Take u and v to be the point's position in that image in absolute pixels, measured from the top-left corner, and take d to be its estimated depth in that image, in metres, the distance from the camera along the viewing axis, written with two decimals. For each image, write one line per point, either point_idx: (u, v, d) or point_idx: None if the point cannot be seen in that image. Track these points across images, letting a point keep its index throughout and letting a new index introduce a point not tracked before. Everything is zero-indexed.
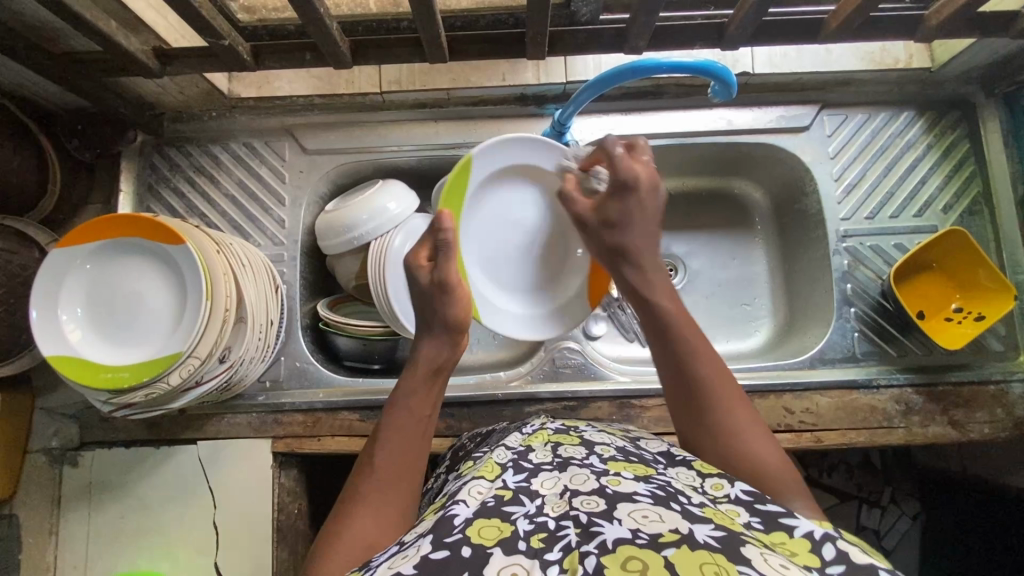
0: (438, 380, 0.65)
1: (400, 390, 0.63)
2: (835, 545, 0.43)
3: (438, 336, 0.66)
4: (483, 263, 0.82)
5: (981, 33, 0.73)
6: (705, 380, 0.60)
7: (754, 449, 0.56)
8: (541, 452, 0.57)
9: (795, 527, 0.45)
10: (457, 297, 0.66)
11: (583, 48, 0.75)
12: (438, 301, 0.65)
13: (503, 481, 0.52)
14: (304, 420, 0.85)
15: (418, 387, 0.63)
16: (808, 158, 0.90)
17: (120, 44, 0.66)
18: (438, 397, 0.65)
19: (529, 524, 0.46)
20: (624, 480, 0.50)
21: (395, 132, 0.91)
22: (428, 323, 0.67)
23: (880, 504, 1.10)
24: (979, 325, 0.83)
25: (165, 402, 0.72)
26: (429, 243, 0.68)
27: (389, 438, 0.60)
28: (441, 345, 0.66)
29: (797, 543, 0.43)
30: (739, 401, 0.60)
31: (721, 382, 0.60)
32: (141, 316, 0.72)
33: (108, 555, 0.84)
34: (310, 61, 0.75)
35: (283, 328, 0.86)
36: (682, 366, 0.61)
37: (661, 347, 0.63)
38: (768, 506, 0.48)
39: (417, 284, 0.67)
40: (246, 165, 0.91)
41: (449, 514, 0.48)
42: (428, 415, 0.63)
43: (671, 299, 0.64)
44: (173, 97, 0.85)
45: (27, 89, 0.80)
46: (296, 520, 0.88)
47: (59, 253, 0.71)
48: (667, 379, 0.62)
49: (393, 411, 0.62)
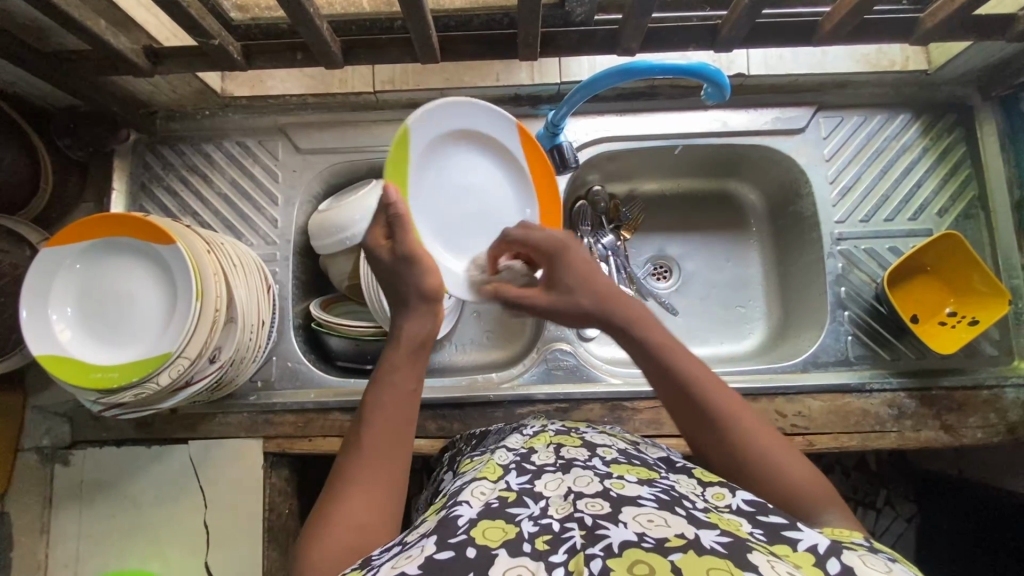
0: (423, 353, 0.63)
1: (382, 367, 0.62)
2: (839, 560, 0.42)
3: (416, 310, 0.65)
4: (435, 233, 0.78)
5: (977, 36, 0.72)
6: (711, 404, 0.58)
7: (779, 463, 0.55)
8: (544, 454, 0.57)
9: (799, 540, 0.44)
10: (427, 269, 0.65)
11: (576, 49, 0.74)
12: (407, 272, 0.65)
13: (507, 482, 0.52)
14: (295, 421, 0.85)
15: (399, 361, 0.62)
16: (803, 161, 0.90)
17: (109, 43, 0.66)
18: (423, 371, 0.63)
19: (533, 526, 0.45)
20: (628, 484, 0.50)
21: (388, 132, 0.90)
22: (403, 298, 0.66)
23: (875, 506, 1.11)
24: (973, 330, 0.82)
25: (155, 401, 0.72)
26: (383, 220, 0.67)
27: (372, 418, 0.58)
28: (421, 319, 0.65)
29: (801, 556, 0.43)
30: (748, 414, 0.58)
31: (728, 399, 0.58)
32: (131, 316, 0.72)
33: (98, 554, 0.84)
34: (301, 61, 0.75)
35: (275, 328, 0.85)
36: (688, 395, 0.58)
37: (660, 379, 0.60)
38: (770, 518, 0.47)
39: (380, 264, 0.67)
40: (239, 165, 0.91)
41: (453, 515, 0.47)
42: (413, 390, 0.61)
43: (651, 329, 0.61)
44: (166, 95, 0.85)
45: (20, 87, 0.80)
46: (286, 520, 0.88)
47: (47, 253, 0.70)
48: (673, 408, 0.60)
49: (375, 388, 0.60)
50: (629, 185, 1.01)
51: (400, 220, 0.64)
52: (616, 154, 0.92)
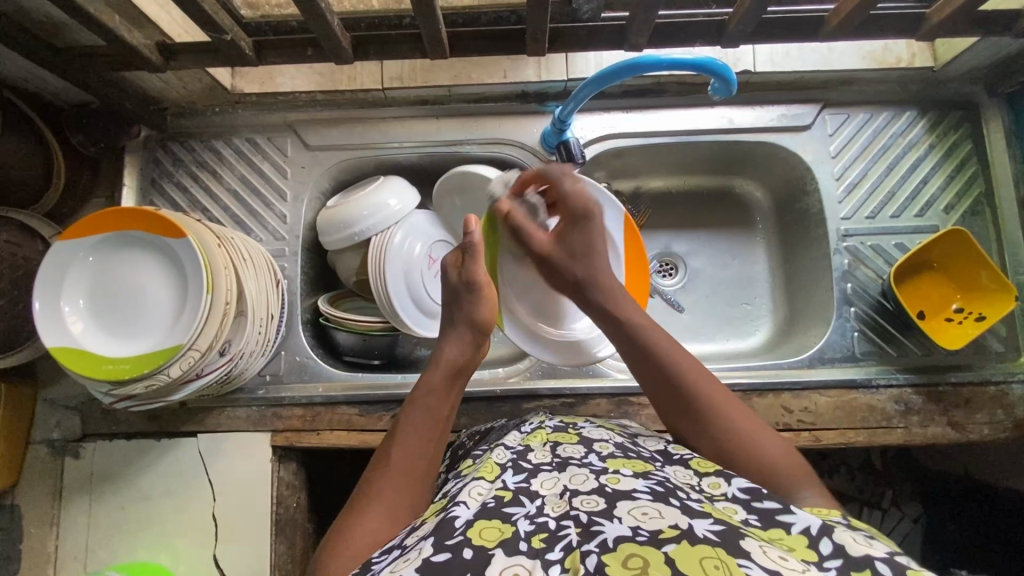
0: (457, 383, 0.66)
1: (419, 390, 0.64)
2: (832, 539, 0.43)
3: (460, 336, 0.68)
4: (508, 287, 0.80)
5: (982, 31, 0.72)
6: (688, 381, 0.62)
7: (754, 442, 0.58)
8: (540, 452, 0.58)
9: (792, 524, 0.45)
10: (485, 299, 0.68)
11: (584, 45, 0.75)
12: (466, 298, 0.68)
13: (503, 481, 0.52)
14: (303, 414, 0.86)
15: (437, 386, 0.64)
16: (809, 157, 0.90)
17: (123, 39, 0.67)
18: (457, 397, 0.66)
19: (530, 525, 0.46)
20: (623, 478, 0.50)
21: (397, 128, 0.91)
22: (454, 321, 0.69)
23: (882, 506, 1.09)
24: (980, 326, 0.83)
25: (166, 394, 0.73)
26: (457, 249, 0.70)
27: (407, 436, 0.61)
28: (464, 346, 0.67)
29: (795, 540, 0.44)
30: (724, 395, 0.62)
31: (709, 382, 0.62)
32: (141, 308, 0.72)
33: (108, 547, 0.84)
34: (312, 57, 0.75)
35: (283, 321, 0.86)
36: (654, 363, 0.63)
37: (642, 359, 0.65)
38: (766, 502, 0.48)
39: (445, 288, 0.70)
40: (249, 161, 0.91)
41: (449, 517, 0.48)
42: (445, 417, 0.64)
43: (630, 308, 0.68)
44: (177, 92, 0.86)
45: (34, 83, 0.81)
46: (294, 514, 0.88)
47: (62, 246, 0.71)
48: (647, 383, 0.65)
49: (412, 410, 0.63)
50: (635, 182, 1.01)
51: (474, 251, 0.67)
52: (622, 151, 0.93)
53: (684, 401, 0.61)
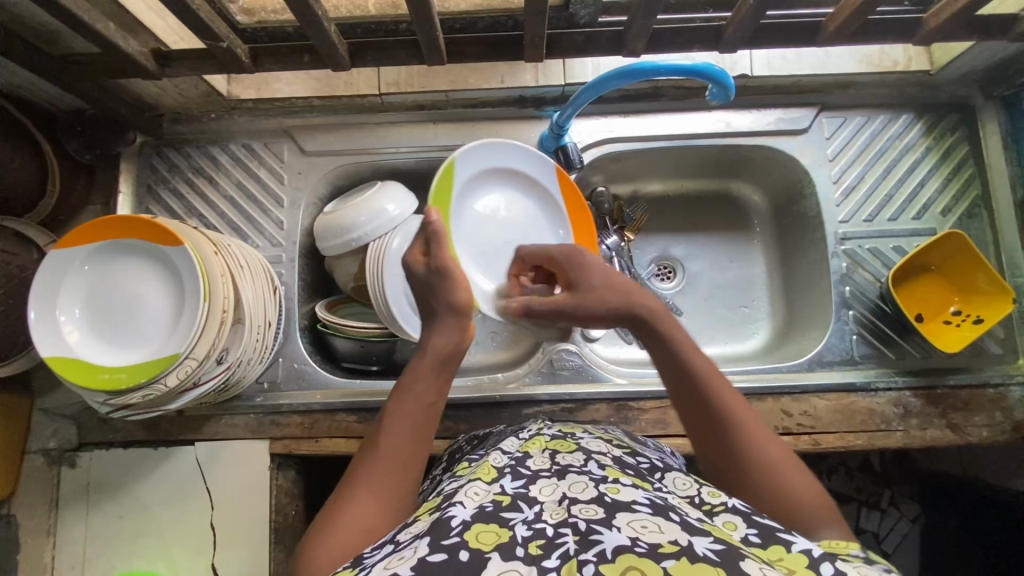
0: (447, 368, 0.63)
1: (405, 378, 0.61)
2: (833, 564, 0.42)
3: (445, 323, 0.64)
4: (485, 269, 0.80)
5: (980, 35, 0.73)
6: (721, 405, 0.57)
7: (779, 478, 0.54)
8: (539, 459, 0.57)
9: (793, 542, 0.45)
10: (458, 281, 0.65)
11: (581, 51, 0.75)
12: (440, 284, 0.64)
13: (501, 485, 0.52)
14: (302, 422, 0.86)
15: (426, 373, 0.61)
16: (806, 161, 0.90)
17: (119, 46, 0.67)
18: (445, 385, 0.62)
19: (527, 531, 0.46)
20: (623, 488, 0.50)
21: (394, 134, 0.91)
22: (435, 311, 0.65)
23: (880, 506, 1.10)
24: (978, 328, 0.83)
25: (163, 403, 0.72)
26: (419, 238, 0.67)
27: (394, 422, 0.58)
28: (451, 334, 0.63)
29: (794, 559, 0.43)
30: (758, 427, 0.57)
31: (742, 410, 0.57)
32: (137, 317, 0.72)
33: (105, 556, 0.84)
34: (309, 63, 0.75)
35: (280, 330, 0.85)
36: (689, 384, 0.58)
37: (677, 384, 0.59)
38: (765, 518, 0.48)
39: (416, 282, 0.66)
40: (245, 167, 0.91)
41: (446, 516, 0.47)
42: (433, 403, 0.61)
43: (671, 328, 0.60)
44: (173, 98, 0.86)
45: (28, 91, 0.80)
46: (293, 521, 0.88)
47: (56, 254, 0.71)
48: (680, 398, 0.59)
49: (398, 396, 0.60)
50: (632, 186, 1.01)
51: (437, 236, 0.65)
52: (620, 155, 0.92)
53: (709, 423, 0.57)
